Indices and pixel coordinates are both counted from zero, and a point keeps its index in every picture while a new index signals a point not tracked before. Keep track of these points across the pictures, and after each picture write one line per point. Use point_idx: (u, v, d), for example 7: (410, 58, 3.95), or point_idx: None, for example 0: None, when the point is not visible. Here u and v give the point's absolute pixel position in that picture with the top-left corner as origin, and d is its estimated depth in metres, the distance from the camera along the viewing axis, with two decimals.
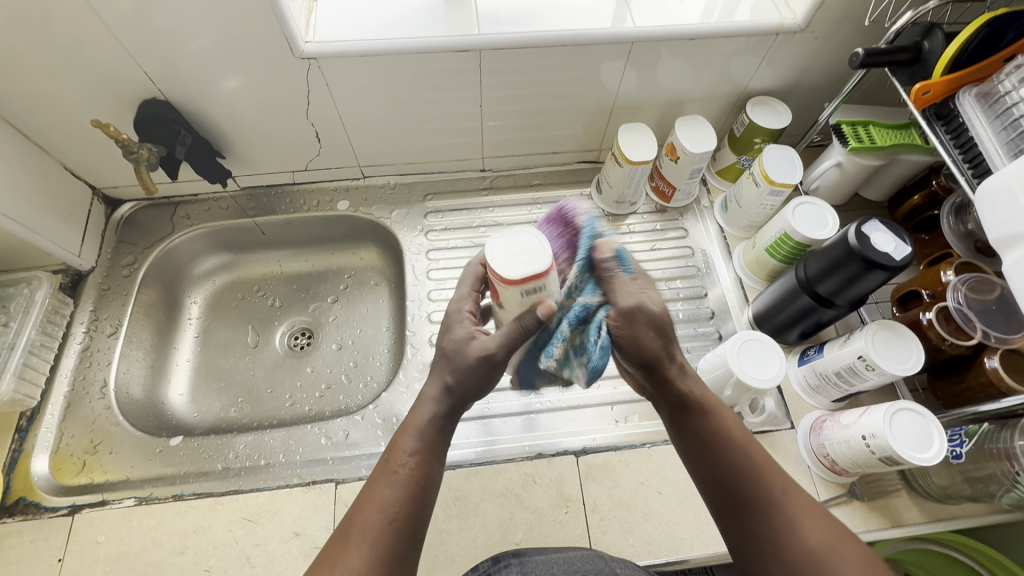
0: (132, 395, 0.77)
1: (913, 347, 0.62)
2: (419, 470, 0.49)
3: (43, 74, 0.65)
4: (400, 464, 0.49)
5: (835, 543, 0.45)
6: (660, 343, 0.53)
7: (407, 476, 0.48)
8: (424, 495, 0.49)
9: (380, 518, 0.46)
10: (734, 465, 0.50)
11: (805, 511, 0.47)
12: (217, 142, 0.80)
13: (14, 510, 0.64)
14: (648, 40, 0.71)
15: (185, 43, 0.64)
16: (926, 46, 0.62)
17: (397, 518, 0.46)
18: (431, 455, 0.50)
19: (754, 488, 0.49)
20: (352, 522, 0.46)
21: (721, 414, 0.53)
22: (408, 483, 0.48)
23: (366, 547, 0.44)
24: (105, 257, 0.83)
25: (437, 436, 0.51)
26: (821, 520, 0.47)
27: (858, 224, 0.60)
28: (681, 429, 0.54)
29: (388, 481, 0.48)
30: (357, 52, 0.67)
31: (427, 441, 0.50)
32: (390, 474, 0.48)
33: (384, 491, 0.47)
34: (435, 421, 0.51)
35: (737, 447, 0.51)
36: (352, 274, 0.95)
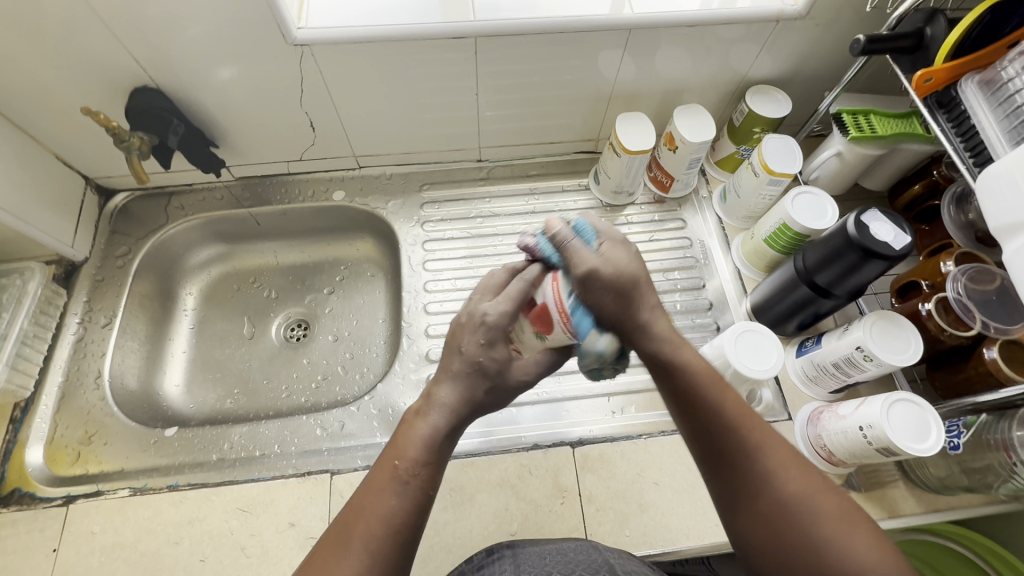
0: (127, 386, 0.76)
1: (912, 338, 0.62)
2: (425, 479, 0.47)
3: (32, 60, 0.64)
4: (407, 473, 0.46)
5: (814, 494, 0.45)
6: (620, 299, 0.50)
7: (410, 484, 0.46)
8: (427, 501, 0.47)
9: (382, 528, 0.44)
10: (714, 420, 0.48)
11: (783, 462, 0.46)
12: (211, 131, 0.79)
13: (8, 501, 0.63)
14: (646, 27, 0.70)
15: (174, 28, 0.63)
16: (929, 32, 0.61)
17: (399, 526, 0.44)
18: (438, 463, 0.48)
19: (733, 441, 0.47)
20: (350, 530, 0.44)
21: (700, 369, 0.51)
22: (412, 490, 0.46)
23: (365, 558, 0.42)
24: (99, 247, 0.82)
25: (446, 445, 0.49)
26: (800, 471, 0.46)
27: (857, 214, 0.60)
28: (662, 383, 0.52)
29: (390, 489, 0.45)
30: (351, 39, 0.66)
31: (435, 449, 0.48)
32: (392, 482, 0.46)
33: (387, 500, 0.45)
34: (447, 429, 0.49)
35: (715, 400, 0.49)
36: (348, 266, 0.94)
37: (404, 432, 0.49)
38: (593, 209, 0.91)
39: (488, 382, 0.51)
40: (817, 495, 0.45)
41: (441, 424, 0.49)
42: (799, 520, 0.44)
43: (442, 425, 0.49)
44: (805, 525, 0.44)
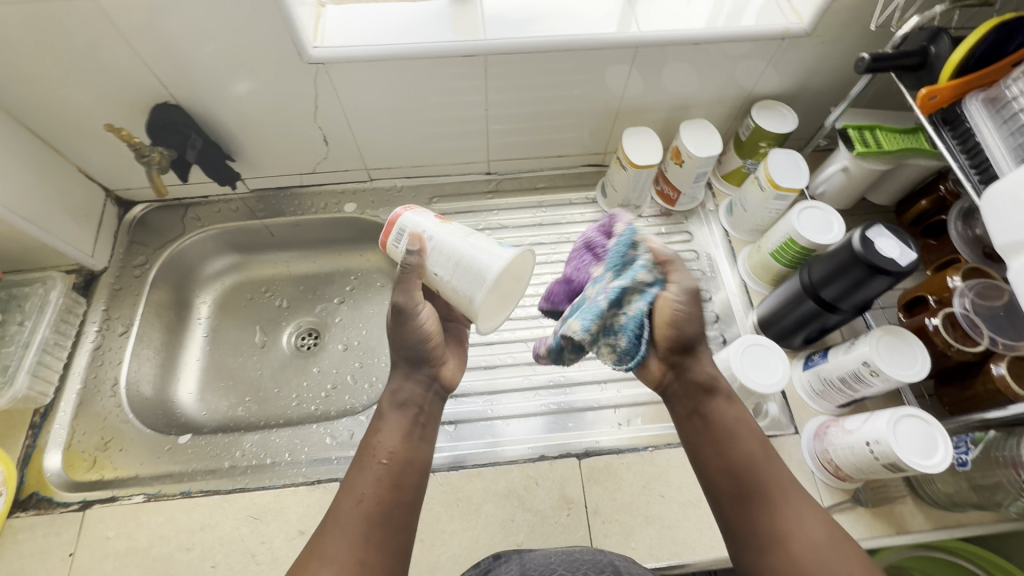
0: (142, 393, 0.78)
1: (919, 353, 0.62)
2: (397, 455, 0.53)
3: (58, 78, 0.66)
4: (378, 454, 0.52)
5: (831, 537, 0.48)
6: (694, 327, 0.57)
7: (384, 465, 0.52)
8: (399, 475, 0.52)
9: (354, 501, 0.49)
10: (748, 461, 0.53)
11: (801, 504, 0.50)
12: (227, 145, 0.81)
13: (26, 505, 0.65)
14: (653, 45, 0.71)
15: (195, 47, 0.65)
16: (933, 50, 0.61)
17: (373, 497, 0.50)
18: (406, 439, 0.54)
19: (761, 476, 0.52)
20: (336, 505, 0.49)
21: (743, 415, 0.57)
22: (381, 464, 0.52)
23: (342, 531, 0.47)
24: (117, 257, 0.85)
25: (408, 422, 0.55)
26: (812, 511, 0.50)
27: (863, 229, 0.60)
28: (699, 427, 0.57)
29: (366, 464, 0.52)
30: (365, 57, 0.68)
31: (400, 425, 0.55)
32: (368, 457, 0.52)
33: (360, 473, 0.51)
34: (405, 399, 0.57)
35: (746, 445, 0.54)
36: (358, 276, 0.96)
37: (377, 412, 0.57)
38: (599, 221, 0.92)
39: (400, 335, 0.59)
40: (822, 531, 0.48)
41: (396, 395, 0.57)
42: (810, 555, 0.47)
43: (391, 395, 0.57)
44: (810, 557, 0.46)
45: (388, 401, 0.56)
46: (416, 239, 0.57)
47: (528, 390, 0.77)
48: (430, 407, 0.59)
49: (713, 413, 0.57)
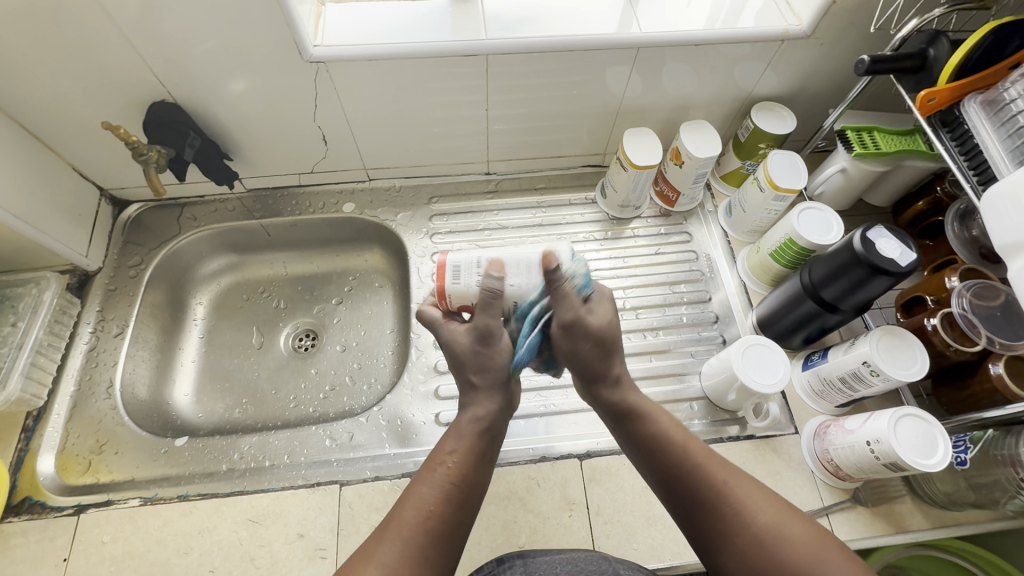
0: (137, 395, 0.77)
1: (918, 353, 0.62)
2: (465, 475, 0.51)
3: (53, 75, 0.65)
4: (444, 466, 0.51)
5: (784, 517, 0.48)
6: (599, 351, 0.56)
7: (449, 478, 0.50)
8: (467, 496, 0.50)
9: (417, 514, 0.47)
10: (684, 478, 0.52)
11: (748, 494, 0.50)
12: (225, 144, 0.80)
13: (19, 510, 0.64)
14: (655, 46, 0.71)
15: (194, 44, 0.64)
16: (932, 53, 0.62)
17: (440, 514, 0.48)
18: (477, 461, 0.52)
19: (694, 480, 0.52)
20: (398, 514, 0.48)
21: (662, 421, 0.56)
22: (451, 483, 0.50)
23: (403, 542, 0.46)
24: (112, 257, 0.83)
25: (482, 444, 0.53)
26: (767, 499, 0.49)
27: (863, 230, 0.60)
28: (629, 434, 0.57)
29: (434, 478, 0.50)
30: (365, 56, 0.68)
31: (474, 445, 0.53)
32: (434, 470, 0.51)
33: (427, 487, 0.49)
34: (484, 426, 0.54)
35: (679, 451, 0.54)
36: (356, 276, 0.95)
37: (452, 427, 0.54)
38: (599, 222, 0.92)
39: (457, 345, 0.55)
40: (790, 522, 0.48)
41: (476, 416, 0.54)
42: (769, 548, 0.47)
43: (470, 418, 0.54)
44: (767, 544, 0.47)
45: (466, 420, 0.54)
46: (497, 266, 0.55)
47: (528, 391, 0.77)
48: (501, 432, 0.56)
49: (637, 426, 0.56)
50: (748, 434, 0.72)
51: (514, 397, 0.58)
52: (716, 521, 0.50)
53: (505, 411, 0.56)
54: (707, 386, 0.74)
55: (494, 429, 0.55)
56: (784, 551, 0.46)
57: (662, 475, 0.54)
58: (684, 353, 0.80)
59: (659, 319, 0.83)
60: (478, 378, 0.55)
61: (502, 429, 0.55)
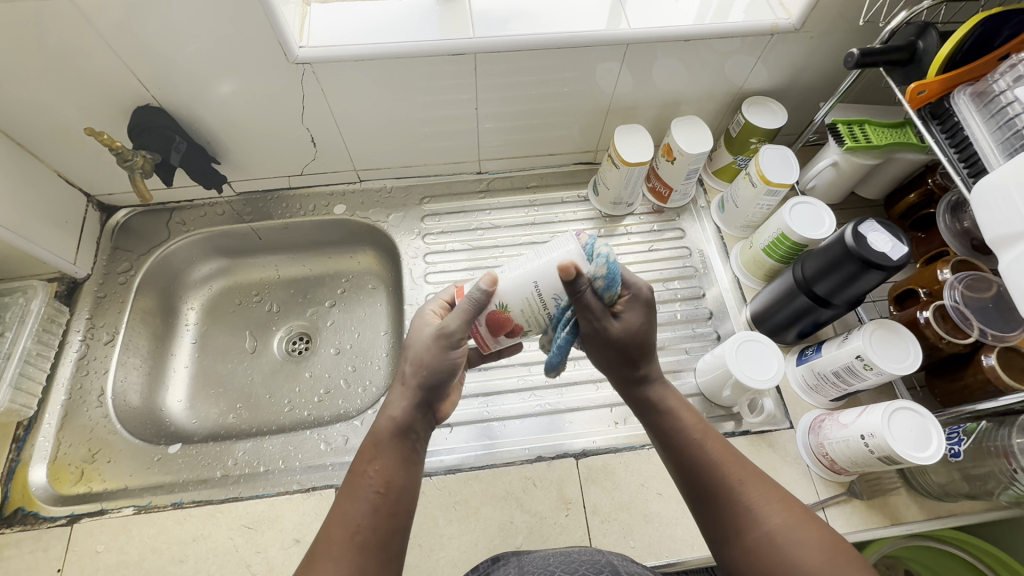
0: (130, 403, 0.76)
1: (911, 346, 0.63)
2: (387, 480, 0.50)
3: (33, 81, 0.64)
4: (368, 474, 0.50)
5: (792, 522, 0.47)
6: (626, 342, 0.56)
7: (372, 485, 0.49)
8: (395, 504, 0.49)
9: (345, 529, 0.47)
10: (695, 467, 0.52)
11: (761, 495, 0.49)
12: (212, 147, 0.80)
13: (11, 521, 0.63)
14: (644, 42, 0.71)
15: (176, 46, 0.63)
16: (921, 45, 0.62)
17: (371, 527, 0.47)
18: (402, 465, 0.51)
19: (713, 475, 0.51)
20: (324, 534, 0.47)
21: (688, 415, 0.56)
22: (377, 493, 0.49)
23: (333, 559, 0.45)
24: (100, 264, 0.83)
25: (405, 450, 0.52)
26: (779, 501, 0.48)
27: (854, 224, 0.60)
28: (651, 427, 0.57)
29: (357, 492, 0.49)
30: (352, 56, 0.67)
31: (395, 453, 0.51)
32: (357, 486, 0.49)
33: (353, 502, 0.48)
34: (403, 421, 0.53)
35: (694, 440, 0.53)
36: (349, 278, 0.95)
37: (371, 438, 0.52)
38: (592, 219, 0.92)
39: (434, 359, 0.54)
40: (788, 519, 0.47)
41: (393, 423, 0.52)
42: (775, 550, 0.46)
43: (388, 418, 0.52)
44: (776, 543, 0.46)
45: (384, 427, 0.52)
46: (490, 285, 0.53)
47: (523, 391, 0.77)
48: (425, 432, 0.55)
49: (659, 421, 0.56)
50: (744, 429, 0.72)
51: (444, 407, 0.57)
52: (729, 519, 0.49)
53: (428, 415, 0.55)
54: (702, 383, 0.74)
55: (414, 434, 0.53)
56: (791, 554, 0.45)
57: (680, 471, 0.53)
58: (679, 350, 0.80)
59: None
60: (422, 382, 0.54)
61: (420, 428, 0.54)
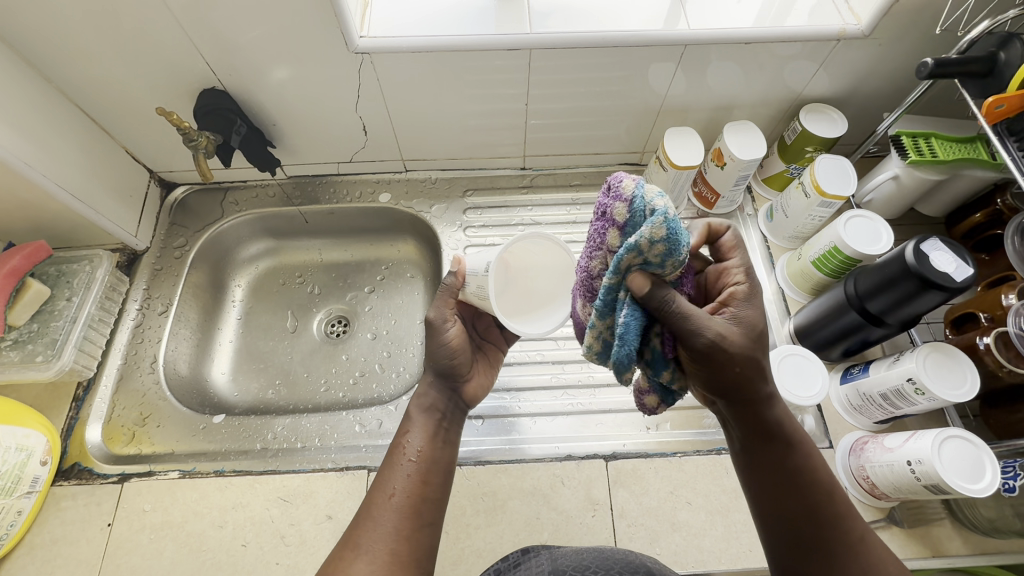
0: (179, 372, 0.80)
1: (968, 373, 0.60)
2: (425, 454, 0.53)
3: (111, 60, 0.68)
4: (401, 448, 0.53)
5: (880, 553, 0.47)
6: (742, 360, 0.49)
7: (408, 456, 0.53)
8: (427, 473, 0.52)
9: (383, 495, 0.50)
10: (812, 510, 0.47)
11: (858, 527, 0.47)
12: (269, 131, 0.82)
13: (68, 474, 0.67)
14: (703, 43, 0.70)
15: (240, 31, 0.65)
16: (1002, 57, 0.58)
17: (405, 493, 0.50)
18: (432, 440, 0.54)
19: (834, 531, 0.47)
20: (366, 501, 0.51)
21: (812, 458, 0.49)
22: (408, 462, 0.52)
23: (375, 523, 0.48)
24: (159, 237, 0.87)
25: (433, 426, 0.55)
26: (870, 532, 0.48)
27: (917, 241, 0.58)
28: (767, 452, 0.49)
29: (394, 461, 0.53)
30: (410, 48, 0.68)
31: (423, 427, 0.55)
32: (391, 456, 0.53)
33: (390, 470, 0.52)
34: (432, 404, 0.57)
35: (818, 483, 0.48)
36: (388, 266, 0.97)
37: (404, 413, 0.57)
38: None
39: (429, 348, 0.58)
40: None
41: (422, 400, 0.57)
42: None
43: (416, 398, 0.57)
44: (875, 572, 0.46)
45: (414, 404, 0.57)
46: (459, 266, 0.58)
47: (555, 389, 0.77)
48: (453, 415, 0.58)
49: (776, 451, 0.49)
50: None
51: (468, 389, 0.60)
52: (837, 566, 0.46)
53: (455, 396, 0.59)
54: None
55: (441, 412, 0.57)
56: None
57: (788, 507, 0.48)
58: None
59: None
60: (437, 369, 0.58)
61: (447, 409, 0.57)
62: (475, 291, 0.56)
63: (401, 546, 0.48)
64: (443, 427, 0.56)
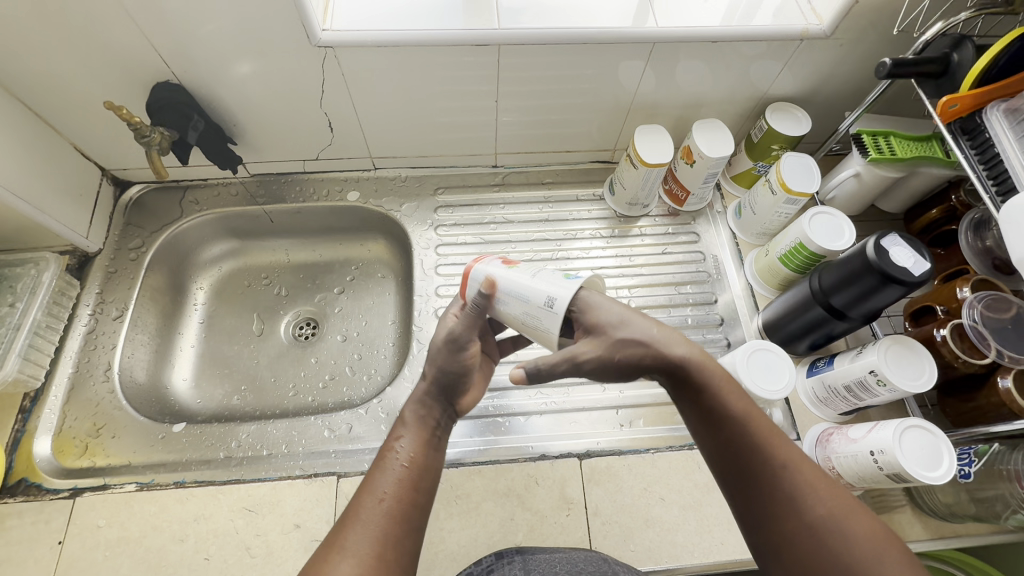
0: (136, 380, 0.76)
1: (926, 364, 0.62)
2: (416, 460, 0.51)
3: (53, 50, 0.64)
4: (392, 455, 0.51)
5: (845, 511, 0.43)
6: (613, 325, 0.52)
7: (398, 461, 0.51)
8: (419, 480, 0.50)
9: (371, 498, 0.47)
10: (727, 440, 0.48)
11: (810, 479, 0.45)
12: (229, 127, 0.79)
13: (15, 491, 0.63)
14: (670, 41, 0.70)
15: (194, 22, 0.62)
16: (955, 58, 0.60)
17: (394, 496, 0.48)
18: (425, 447, 0.53)
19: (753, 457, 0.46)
20: (354, 501, 0.48)
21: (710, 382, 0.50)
22: (401, 467, 0.50)
23: (362, 526, 0.45)
24: (112, 239, 0.83)
25: (427, 433, 0.54)
26: (830, 488, 0.45)
27: (877, 237, 0.59)
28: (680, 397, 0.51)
29: (383, 467, 0.50)
30: (376, 42, 0.66)
31: (418, 435, 0.53)
32: (384, 460, 0.51)
33: (379, 474, 0.49)
34: (426, 414, 0.55)
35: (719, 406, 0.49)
36: (358, 266, 0.95)
37: (396, 421, 0.55)
38: (606, 219, 0.91)
39: (439, 358, 0.57)
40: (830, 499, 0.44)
41: (416, 408, 0.55)
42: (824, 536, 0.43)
43: (410, 407, 0.56)
44: (830, 536, 0.42)
45: (407, 413, 0.55)
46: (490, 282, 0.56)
47: (529, 388, 0.76)
48: (445, 426, 0.56)
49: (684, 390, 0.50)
50: None
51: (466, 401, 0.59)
52: (788, 530, 0.44)
53: (450, 406, 0.57)
54: None
55: (436, 421, 0.55)
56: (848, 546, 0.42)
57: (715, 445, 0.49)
58: None
59: (663, 320, 0.82)
60: (437, 380, 0.57)
61: (442, 421, 0.56)
62: (521, 316, 0.54)
63: (388, 553, 0.45)
64: (438, 434, 0.54)
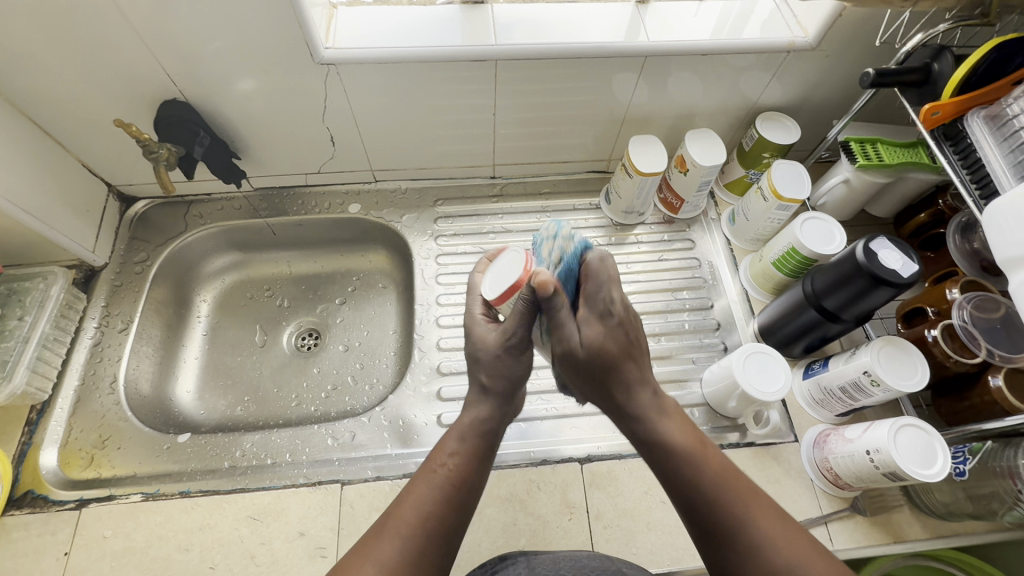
0: (141, 391, 0.77)
1: (919, 364, 0.63)
2: (457, 472, 0.51)
3: (64, 70, 0.66)
4: (439, 464, 0.51)
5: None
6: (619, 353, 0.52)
7: (446, 477, 0.50)
8: (465, 498, 0.50)
9: (415, 512, 0.48)
10: (703, 498, 0.47)
11: (780, 532, 0.44)
12: (233, 142, 0.81)
13: (21, 503, 0.64)
14: (662, 55, 0.72)
15: (202, 42, 0.65)
16: (935, 67, 0.62)
17: (437, 515, 0.48)
18: (477, 463, 0.53)
19: (726, 520, 0.45)
20: (396, 508, 0.48)
21: (664, 439, 0.50)
22: (450, 485, 0.50)
23: (399, 541, 0.45)
24: (118, 253, 0.84)
25: (482, 447, 0.54)
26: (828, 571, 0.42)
27: (866, 241, 0.61)
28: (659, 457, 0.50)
29: (430, 479, 0.50)
30: (377, 59, 0.69)
31: (472, 450, 0.53)
32: (431, 472, 0.51)
33: (424, 488, 0.49)
34: (483, 421, 0.55)
35: (704, 477, 0.47)
36: (360, 277, 0.96)
37: (449, 431, 0.55)
38: (603, 227, 0.93)
39: (501, 362, 0.57)
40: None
41: (476, 421, 0.55)
42: None
43: (468, 419, 0.55)
44: None
45: (465, 423, 0.55)
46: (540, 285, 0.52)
47: (530, 394, 0.77)
48: (501, 429, 0.57)
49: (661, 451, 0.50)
50: (748, 441, 0.72)
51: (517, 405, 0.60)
52: None
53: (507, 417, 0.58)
54: (708, 393, 0.74)
55: (495, 431, 0.56)
56: None
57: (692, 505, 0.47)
58: (685, 360, 0.80)
59: (661, 325, 0.84)
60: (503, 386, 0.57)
61: (499, 435, 0.56)
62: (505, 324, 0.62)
63: (421, 574, 0.45)
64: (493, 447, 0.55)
